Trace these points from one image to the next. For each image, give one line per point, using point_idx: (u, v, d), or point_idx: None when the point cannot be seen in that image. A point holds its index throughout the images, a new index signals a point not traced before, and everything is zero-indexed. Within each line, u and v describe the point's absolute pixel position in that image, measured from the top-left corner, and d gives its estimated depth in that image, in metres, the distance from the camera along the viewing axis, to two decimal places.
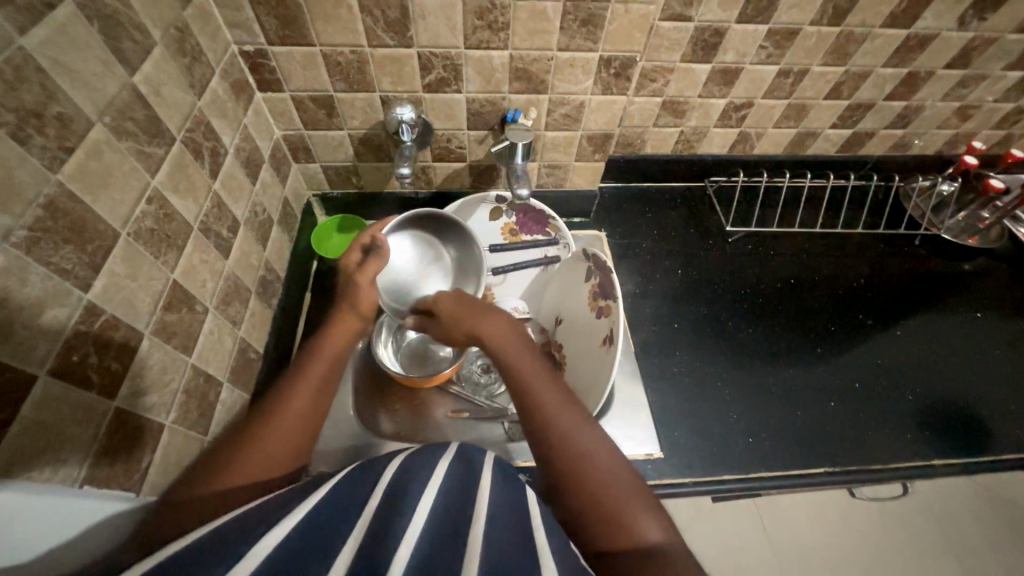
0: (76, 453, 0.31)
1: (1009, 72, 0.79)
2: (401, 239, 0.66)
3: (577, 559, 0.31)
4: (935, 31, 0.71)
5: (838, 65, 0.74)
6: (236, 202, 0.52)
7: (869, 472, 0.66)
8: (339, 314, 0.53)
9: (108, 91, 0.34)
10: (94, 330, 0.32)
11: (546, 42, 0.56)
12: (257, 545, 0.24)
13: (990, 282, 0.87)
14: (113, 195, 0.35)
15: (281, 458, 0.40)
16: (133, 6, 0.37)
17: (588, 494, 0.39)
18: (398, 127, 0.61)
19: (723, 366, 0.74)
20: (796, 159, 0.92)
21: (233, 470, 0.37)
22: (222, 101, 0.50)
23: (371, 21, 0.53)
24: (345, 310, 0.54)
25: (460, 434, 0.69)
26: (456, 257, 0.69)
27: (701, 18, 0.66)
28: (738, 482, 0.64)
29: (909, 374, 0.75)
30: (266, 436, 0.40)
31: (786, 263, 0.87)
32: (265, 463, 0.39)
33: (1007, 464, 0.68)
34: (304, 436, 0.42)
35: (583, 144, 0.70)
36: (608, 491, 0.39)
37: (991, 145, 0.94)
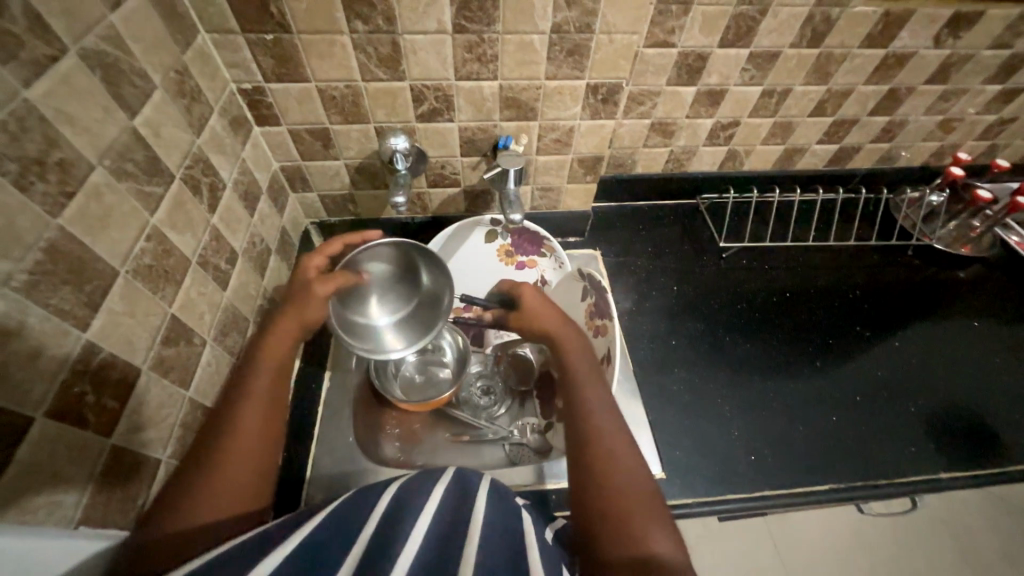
0: (72, 493, 0.31)
1: (988, 86, 0.81)
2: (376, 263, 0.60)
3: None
4: (912, 50, 0.73)
5: (820, 84, 0.77)
6: (234, 235, 0.53)
7: (875, 487, 0.65)
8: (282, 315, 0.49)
9: (108, 135, 0.36)
10: (92, 368, 0.33)
11: (533, 72, 0.58)
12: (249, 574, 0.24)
13: (986, 290, 0.87)
14: (113, 234, 0.36)
15: (250, 482, 0.39)
16: (134, 53, 0.39)
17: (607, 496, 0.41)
18: (392, 156, 0.62)
19: (723, 382, 0.73)
20: (785, 174, 0.93)
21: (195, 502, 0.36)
22: (220, 138, 0.52)
23: (365, 57, 0.55)
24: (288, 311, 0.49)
25: (463, 459, 0.69)
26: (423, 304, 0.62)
27: (684, 44, 0.68)
28: (745, 501, 0.63)
29: (908, 383, 0.75)
30: (225, 461, 0.38)
31: (780, 276, 0.87)
32: (235, 488, 0.38)
33: (1015, 474, 0.67)
34: (266, 451, 0.41)
35: (574, 167, 0.72)
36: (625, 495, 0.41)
37: (977, 155, 0.95)
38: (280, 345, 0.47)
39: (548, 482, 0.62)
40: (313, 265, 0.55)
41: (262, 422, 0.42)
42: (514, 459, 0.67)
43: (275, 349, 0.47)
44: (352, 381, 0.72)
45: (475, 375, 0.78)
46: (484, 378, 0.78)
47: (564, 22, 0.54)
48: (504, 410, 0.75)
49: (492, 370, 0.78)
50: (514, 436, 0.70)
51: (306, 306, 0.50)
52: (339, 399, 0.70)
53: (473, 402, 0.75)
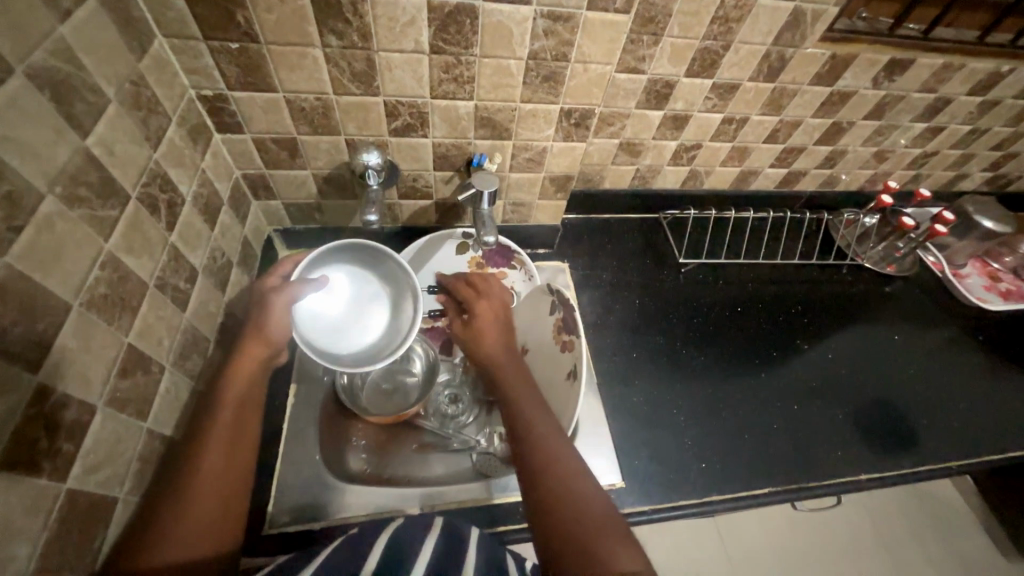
0: (26, 545, 0.30)
1: (916, 124, 0.89)
2: (331, 272, 0.58)
3: None
4: (854, 89, 0.80)
5: (774, 115, 0.82)
6: (194, 251, 0.51)
7: (808, 490, 0.72)
8: (242, 344, 0.47)
9: (59, 158, 0.33)
10: (44, 412, 0.31)
11: (509, 95, 0.59)
12: None
13: (907, 305, 0.97)
14: (65, 266, 0.33)
15: (210, 528, 0.38)
16: (86, 67, 0.36)
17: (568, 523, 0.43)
18: (364, 172, 0.60)
19: (679, 393, 0.78)
20: (740, 194, 0.99)
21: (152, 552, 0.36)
22: (179, 150, 0.49)
23: (338, 72, 0.53)
24: (249, 339, 0.48)
25: (430, 470, 0.69)
26: (394, 299, 0.61)
27: (653, 71, 0.71)
28: (695, 506, 0.68)
29: (838, 391, 0.83)
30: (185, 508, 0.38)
31: (731, 291, 0.93)
32: (192, 535, 0.37)
33: (924, 474, 0.76)
34: (234, 493, 0.41)
35: (545, 185, 0.73)
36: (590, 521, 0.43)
37: (904, 183, 1.05)
38: (241, 380, 0.46)
39: (505, 495, 0.64)
40: (268, 284, 0.53)
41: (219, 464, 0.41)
42: (481, 469, 0.69)
43: (236, 382, 0.46)
44: (318, 395, 0.70)
45: (443, 384, 0.78)
46: (452, 386, 0.78)
47: (541, 50, 0.54)
48: (472, 419, 0.76)
49: (460, 379, 0.79)
50: (480, 445, 0.71)
51: (264, 323, 0.48)
52: (304, 414, 0.68)
53: (441, 411, 0.76)
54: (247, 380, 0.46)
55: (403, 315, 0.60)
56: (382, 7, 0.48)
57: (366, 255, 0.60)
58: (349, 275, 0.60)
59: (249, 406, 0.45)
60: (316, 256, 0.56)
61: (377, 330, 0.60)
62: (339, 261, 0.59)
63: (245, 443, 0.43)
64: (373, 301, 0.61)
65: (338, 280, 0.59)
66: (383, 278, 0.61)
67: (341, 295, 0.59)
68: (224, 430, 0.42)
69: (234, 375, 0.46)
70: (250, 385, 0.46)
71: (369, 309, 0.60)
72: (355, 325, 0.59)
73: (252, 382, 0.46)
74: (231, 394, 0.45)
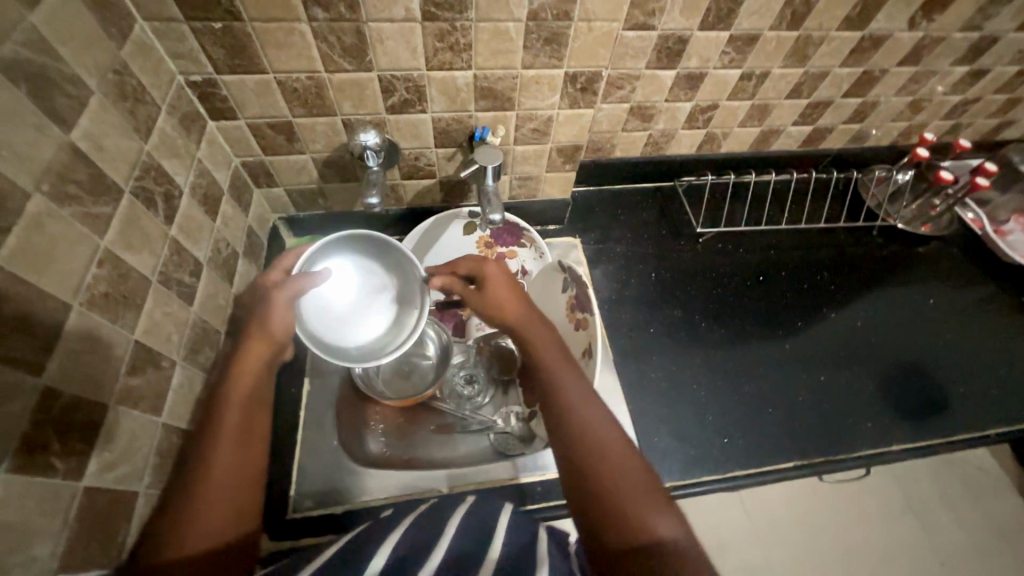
0: (48, 544, 0.30)
1: (957, 67, 0.82)
2: (337, 263, 0.57)
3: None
4: (888, 32, 0.73)
5: (798, 67, 0.76)
6: (196, 244, 0.50)
7: (835, 462, 0.70)
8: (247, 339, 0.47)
9: (44, 156, 0.32)
10: (54, 414, 0.31)
11: (509, 61, 0.55)
12: None
13: (942, 266, 0.92)
14: (61, 267, 0.33)
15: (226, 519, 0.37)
16: (64, 56, 0.35)
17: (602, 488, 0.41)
18: (362, 152, 0.60)
19: (698, 368, 0.76)
20: (760, 156, 0.94)
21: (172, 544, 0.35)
22: (171, 140, 0.48)
23: (327, 47, 0.50)
24: (255, 336, 0.47)
25: (448, 452, 0.70)
26: (400, 289, 0.61)
27: (664, 26, 0.66)
28: (716, 481, 0.67)
29: (868, 359, 0.80)
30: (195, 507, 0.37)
31: (752, 259, 0.89)
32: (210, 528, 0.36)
33: (959, 442, 0.73)
34: (248, 483, 0.40)
35: (552, 157, 0.70)
36: (626, 486, 0.41)
37: (942, 134, 0.98)
38: (246, 375, 0.45)
39: (526, 476, 0.65)
40: (270, 278, 0.51)
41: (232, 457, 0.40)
42: (500, 448, 0.70)
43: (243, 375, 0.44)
44: (333, 382, 0.71)
45: (458, 365, 0.78)
46: (467, 367, 0.77)
47: (541, 9, 0.50)
48: (488, 399, 0.75)
49: (474, 360, 0.78)
50: (498, 425, 0.71)
51: (269, 318, 0.47)
52: (321, 401, 0.69)
53: (457, 392, 0.75)
54: (252, 373, 0.44)
55: (410, 309, 0.60)
56: None
57: (372, 247, 0.59)
58: (352, 265, 0.59)
59: (257, 400, 0.44)
60: (320, 247, 0.55)
61: (384, 322, 0.60)
62: (345, 252, 0.58)
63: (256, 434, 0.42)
64: (379, 292, 0.60)
65: (343, 270, 0.58)
66: (388, 268, 0.60)
67: (345, 286, 0.58)
68: (231, 426, 0.41)
69: (238, 372, 0.45)
70: (257, 379, 0.45)
71: (376, 300, 0.60)
72: (363, 318, 0.59)
73: (258, 376, 0.45)
74: (237, 390, 0.43)
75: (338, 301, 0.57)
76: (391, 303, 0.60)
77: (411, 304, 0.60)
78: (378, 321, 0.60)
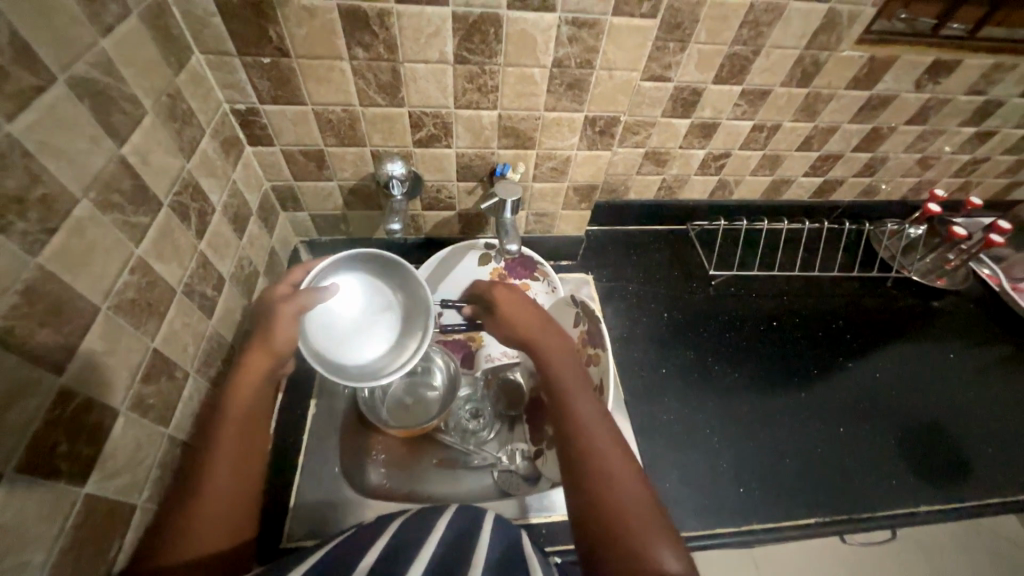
0: (40, 553, 0.29)
1: (964, 128, 0.84)
2: (343, 279, 0.58)
3: None
4: (895, 92, 0.76)
5: (808, 121, 0.79)
6: (221, 259, 0.51)
7: (858, 521, 0.66)
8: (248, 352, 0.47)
9: (95, 165, 0.34)
10: (67, 416, 0.31)
11: (533, 103, 0.59)
12: None
13: (959, 320, 0.90)
14: (96, 271, 0.34)
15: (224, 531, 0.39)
16: (125, 79, 0.37)
17: (609, 517, 0.40)
18: (388, 181, 0.61)
19: (711, 413, 0.74)
20: (772, 204, 0.95)
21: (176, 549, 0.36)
22: (211, 160, 0.50)
23: (364, 83, 0.54)
24: (255, 348, 0.47)
25: (449, 488, 0.67)
26: (405, 308, 0.61)
27: (679, 79, 0.69)
28: (730, 534, 0.63)
29: (888, 413, 0.77)
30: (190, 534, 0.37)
31: (765, 304, 0.89)
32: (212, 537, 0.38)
33: (990, 507, 0.69)
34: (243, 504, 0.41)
35: (569, 195, 0.72)
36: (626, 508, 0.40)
37: (952, 191, 0.99)
38: (247, 393, 0.45)
39: (534, 516, 0.62)
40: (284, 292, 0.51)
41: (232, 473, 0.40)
42: (503, 488, 0.67)
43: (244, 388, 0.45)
44: (338, 406, 0.70)
45: (464, 399, 0.76)
46: (473, 401, 0.76)
47: (566, 57, 0.54)
48: (493, 435, 0.73)
49: (481, 394, 0.77)
50: (502, 462, 0.69)
51: (282, 331, 0.47)
52: (325, 426, 0.68)
53: (462, 426, 0.73)
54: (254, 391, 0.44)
55: (412, 330, 0.60)
56: (408, 18, 0.49)
57: (378, 264, 0.59)
58: (362, 282, 0.60)
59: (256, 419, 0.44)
60: (332, 263, 0.56)
61: (387, 341, 0.60)
62: (352, 269, 0.58)
63: (256, 445, 0.44)
64: (385, 310, 0.60)
65: (350, 286, 0.59)
66: (395, 287, 0.61)
67: (352, 302, 0.59)
68: (229, 446, 0.41)
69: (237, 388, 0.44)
70: (257, 396, 0.45)
71: (380, 319, 0.60)
72: (367, 336, 0.59)
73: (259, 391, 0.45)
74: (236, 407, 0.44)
75: (343, 316, 0.58)
76: (397, 321, 0.60)
77: (415, 324, 0.60)
78: (383, 340, 0.60)
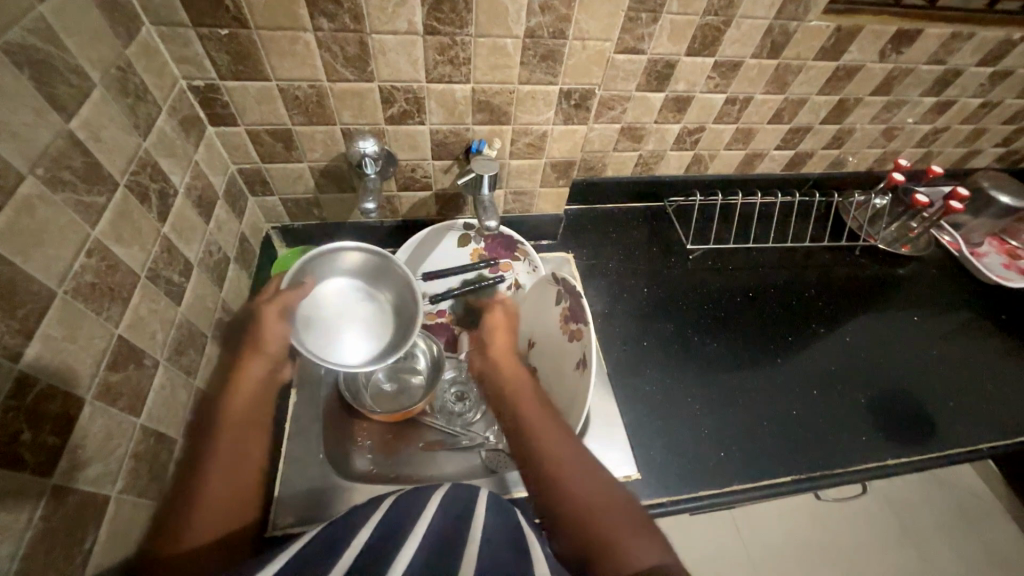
0: (8, 545, 0.28)
1: (925, 99, 0.87)
2: (324, 290, 0.58)
3: (537, 557, 0.35)
4: (860, 63, 0.77)
5: (778, 94, 0.80)
6: (188, 245, 0.49)
7: (832, 476, 0.69)
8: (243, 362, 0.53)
9: (41, 140, 0.32)
10: (27, 403, 0.30)
11: (507, 76, 0.58)
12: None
13: (924, 285, 0.94)
14: (48, 251, 0.32)
15: (224, 516, 0.43)
16: (68, 48, 0.35)
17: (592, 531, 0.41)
18: (361, 160, 0.60)
19: (691, 382, 0.76)
20: (747, 178, 0.97)
21: (191, 528, 0.40)
22: (170, 140, 0.48)
23: (330, 57, 0.52)
24: (250, 356, 0.53)
25: (438, 468, 0.67)
26: (394, 297, 0.60)
27: (653, 51, 0.69)
28: (714, 496, 0.65)
29: (858, 375, 0.80)
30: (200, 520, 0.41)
31: (743, 276, 0.91)
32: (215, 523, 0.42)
33: (953, 458, 0.73)
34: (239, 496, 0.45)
35: (547, 172, 0.72)
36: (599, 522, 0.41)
37: (915, 162, 1.03)
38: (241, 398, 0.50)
39: (519, 490, 0.62)
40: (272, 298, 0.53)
41: (229, 470, 0.45)
42: (491, 467, 0.66)
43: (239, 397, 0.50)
44: (321, 393, 0.69)
45: (449, 382, 0.75)
46: (458, 383, 0.75)
47: (538, 27, 0.53)
48: (480, 416, 0.72)
49: (466, 375, 0.75)
50: (489, 442, 0.68)
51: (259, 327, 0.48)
52: (307, 412, 0.66)
53: (448, 408, 0.73)
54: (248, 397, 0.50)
55: (400, 306, 0.60)
56: None
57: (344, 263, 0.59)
58: (348, 279, 0.60)
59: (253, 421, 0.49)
60: (320, 267, 0.57)
61: (386, 334, 0.59)
62: (325, 276, 0.58)
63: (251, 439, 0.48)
64: (369, 303, 0.60)
65: (330, 294, 0.59)
66: (381, 283, 0.60)
67: (339, 300, 0.59)
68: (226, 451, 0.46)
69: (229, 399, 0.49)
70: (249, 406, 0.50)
71: (373, 314, 0.60)
72: (364, 331, 0.58)
73: (256, 401, 0.51)
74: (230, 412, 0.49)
75: (329, 316, 0.57)
76: (386, 309, 0.60)
77: (408, 319, 0.58)
78: (381, 331, 0.59)
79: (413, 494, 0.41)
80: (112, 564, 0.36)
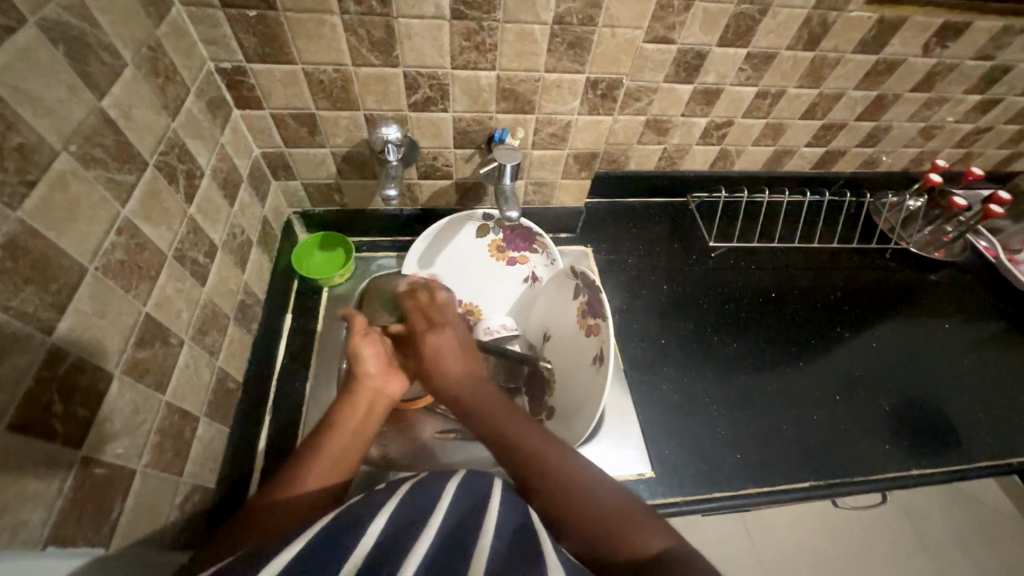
0: (39, 512, 0.29)
1: (968, 96, 0.83)
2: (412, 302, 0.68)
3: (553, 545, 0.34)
4: (902, 57, 0.74)
5: (813, 88, 0.77)
6: (213, 227, 0.50)
7: (851, 483, 0.67)
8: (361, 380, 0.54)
9: (74, 117, 0.32)
10: (60, 375, 0.30)
11: (533, 63, 0.56)
12: (274, 557, 0.27)
13: (957, 291, 0.91)
14: (81, 228, 0.33)
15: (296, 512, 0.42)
16: (102, 26, 0.35)
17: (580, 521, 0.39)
18: (384, 146, 0.58)
19: (709, 382, 0.74)
20: (773, 176, 0.94)
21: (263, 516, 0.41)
22: (197, 121, 0.48)
23: (356, 40, 0.52)
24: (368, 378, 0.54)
25: (453, 456, 0.67)
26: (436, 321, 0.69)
27: (683, 41, 0.67)
28: (729, 498, 0.64)
29: (883, 381, 0.78)
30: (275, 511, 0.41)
31: (766, 276, 0.89)
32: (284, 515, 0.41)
33: (980, 472, 0.70)
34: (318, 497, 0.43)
35: (569, 163, 0.70)
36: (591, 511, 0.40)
37: (953, 162, 0.98)
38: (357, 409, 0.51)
39: None
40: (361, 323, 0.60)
41: (314, 473, 0.44)
42: None
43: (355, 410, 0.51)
44: None
45: None
46: None
47: (567, 13, 0.52)
48: None
49: None
50: None
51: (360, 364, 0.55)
52: None
53: None
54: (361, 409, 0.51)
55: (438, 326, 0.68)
56: None
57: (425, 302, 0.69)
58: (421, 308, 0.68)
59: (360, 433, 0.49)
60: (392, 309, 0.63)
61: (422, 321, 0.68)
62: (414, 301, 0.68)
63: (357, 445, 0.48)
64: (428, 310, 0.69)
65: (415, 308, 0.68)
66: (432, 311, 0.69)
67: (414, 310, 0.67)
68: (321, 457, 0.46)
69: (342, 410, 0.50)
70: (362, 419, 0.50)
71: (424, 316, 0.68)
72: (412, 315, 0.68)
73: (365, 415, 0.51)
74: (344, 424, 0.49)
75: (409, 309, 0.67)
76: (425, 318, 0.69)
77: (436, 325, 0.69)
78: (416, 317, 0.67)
79: (430, 478, 0.40)
80: (136, 536, 0.36)
